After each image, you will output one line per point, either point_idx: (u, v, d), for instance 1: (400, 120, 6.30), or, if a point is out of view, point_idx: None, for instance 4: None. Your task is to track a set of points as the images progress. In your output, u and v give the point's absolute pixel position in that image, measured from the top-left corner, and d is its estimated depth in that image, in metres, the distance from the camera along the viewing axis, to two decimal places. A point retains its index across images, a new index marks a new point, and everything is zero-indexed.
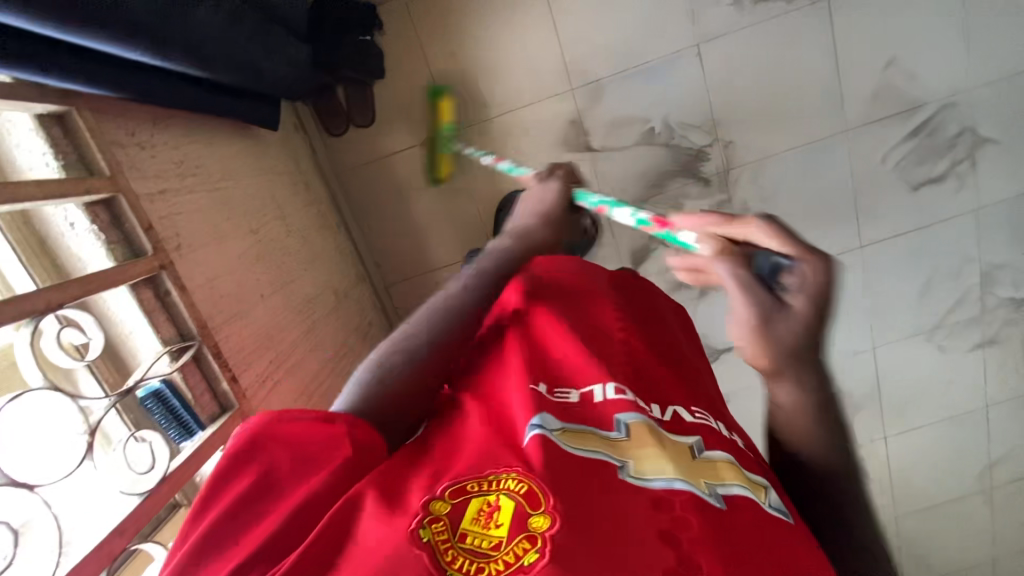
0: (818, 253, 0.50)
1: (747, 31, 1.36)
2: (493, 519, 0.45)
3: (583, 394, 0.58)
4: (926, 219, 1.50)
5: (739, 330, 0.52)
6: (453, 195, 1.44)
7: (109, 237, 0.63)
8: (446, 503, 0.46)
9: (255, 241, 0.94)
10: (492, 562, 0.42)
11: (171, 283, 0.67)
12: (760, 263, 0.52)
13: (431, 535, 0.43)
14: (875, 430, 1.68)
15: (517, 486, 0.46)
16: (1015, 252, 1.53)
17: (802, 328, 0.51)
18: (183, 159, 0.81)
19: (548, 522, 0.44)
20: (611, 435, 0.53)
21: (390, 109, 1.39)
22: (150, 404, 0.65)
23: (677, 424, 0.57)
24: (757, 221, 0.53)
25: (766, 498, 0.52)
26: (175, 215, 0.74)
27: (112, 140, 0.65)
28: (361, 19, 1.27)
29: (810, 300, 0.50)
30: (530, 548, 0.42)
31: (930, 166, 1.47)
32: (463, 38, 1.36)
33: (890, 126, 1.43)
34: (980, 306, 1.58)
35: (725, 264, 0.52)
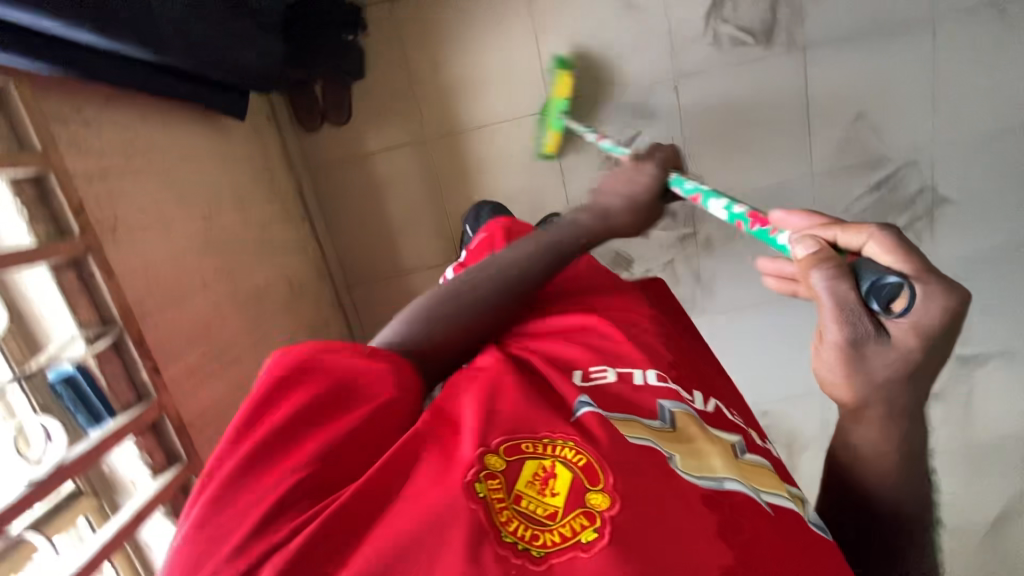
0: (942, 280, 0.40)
1: (724, 71, 1.39)
2: (549, 486, 0.45)
3: (620, 373, 0.58)
4: None
5: (824, 353, 0.45)
6: (424, 202, 1.45)
7: (33, 212, 0.61)
8: (500, 459, 0.46)
9: (205, 229, 0.93)
10: (548, 533, 0.42)
11: (97, 266, 0.65)
12: (860, 273, 0.42)
13: (486, 491, 0.43)
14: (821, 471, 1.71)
15: (574, 457, 0.47)
16: None
17: (894, 362, 0.43)
18: (133, 140, 0.80)
19: (607, 501, 0.43)
20: (656, 424, 0.53)
21: (367, 110, 1.39)
22: (57, 389, 0.62)
23: (718, 418, 0.57)
24: (872, 230, 0.44)
25: (805, 509, 0.51)
26: (117, 197, 0.73)
27: (51, 115, 0.64)
28: (344, 17, 1.28)
29: (917, 332, 0.41)
30: (587, 526, 0.42)
31: (890, 220, 1.51)
32: (446, 48, 1.37)
33: (856, 176, 1.47)
34: None
35: (823, 274, 0.42)
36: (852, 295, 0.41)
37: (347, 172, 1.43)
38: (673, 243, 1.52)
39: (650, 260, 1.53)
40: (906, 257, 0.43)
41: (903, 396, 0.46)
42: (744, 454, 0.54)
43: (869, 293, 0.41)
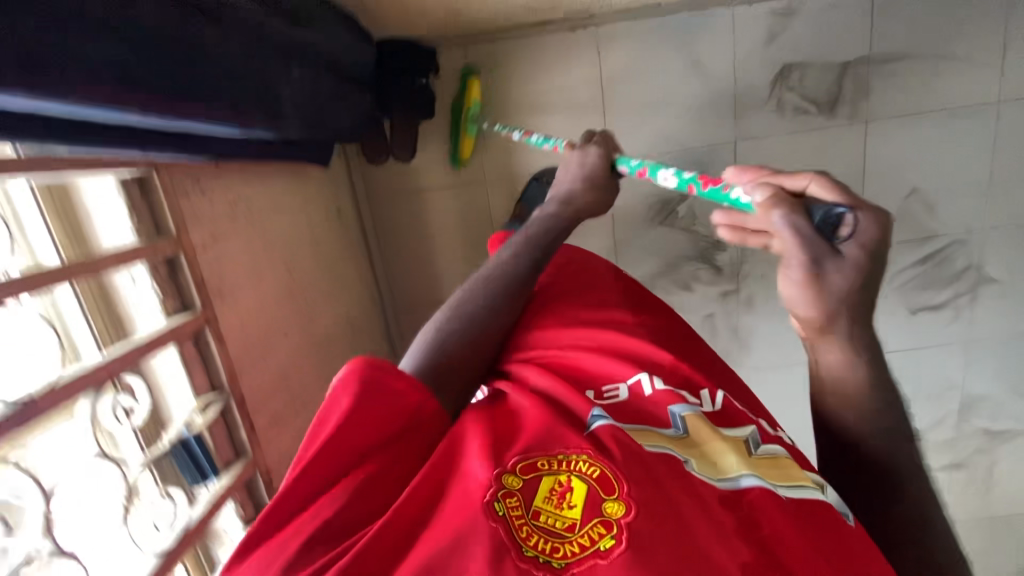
0: (872, 206, 0.49)
1: (785, 138, 1.41)
2: (566, 500, 0.48)
3: (631, 387, 0.61)
4: (918, 341, 1.57)
5: (787, 285, 0.52)
6: (476, 240, 1.48)
7: (164, 291, 0.68)
8: (518, 479, 0.50)
9: (287, 277, 0.98)
10: (567, 542, 0.46)
11: (211, 334, 0.73)
12: (814, 211, 0.50)
13: (506, 508, 0.47)
14: None
15: (588, 470, 0.50)
16: (997, 386, 1.60)
17: (854, 277, 0.49)
18: (237, 201, 0.85)
19: (622, 509, 0.47)
20: (670, 431, 0.56)
21: (431, 147, 1.43)
22: (176, 455, 0.69)
23: (733, 415, 0.60)
24: (812, 174, 0.53)
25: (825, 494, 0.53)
26: (223, 260, 0.79)
27: (181, 194, 0.71)
28: (421, 62, 1.30)
29: (866, 250, 0.49)
30: (605, 533, 0.46)
31: (932, 294, 1.53)
32: (513, 94, 1.40)
33: (902, 249, 1.49)
34: (955, 430, 1.65)
35: (778, 211, 0.49)
36: (810, 225, 0.49)
37: (405, 206, 1.47)
38: (716, 297, 1.55)
39: (690, 313, 1.57)
40: (850, 197, 0.51)
41: (863, 313, 0.53)
42: (758, 447, 0.56)
43: (824, 227, 0.50)
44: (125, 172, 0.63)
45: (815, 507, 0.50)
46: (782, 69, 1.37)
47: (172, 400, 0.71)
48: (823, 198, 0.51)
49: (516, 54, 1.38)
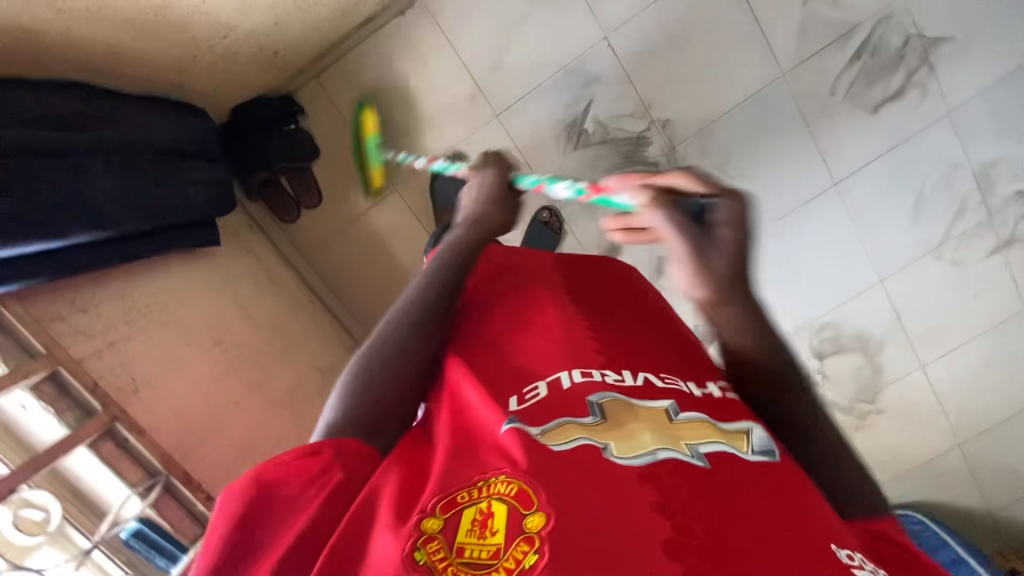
0: (727, 190, 0.60)
1: (651, 9, 1.35)
2: (487, 526, 0.43)
3: (549, 382, 0.56)
4: (896, 137, 1.43)
5: (684, 269, 0.59)
6: (417, 230, 1.47)
7: (59, 407, 0.79)
8: (437, 519, 0.44)
9: (220, 352, 1.02)
10: (493, 572, 0.40)
11: (127, 431, 0.81)
12: (687, 203, 0.61)
13: (426, 556, 0.42)
14: (909, 362, 1.58)
15: (507, 488, 0.45)
16: (1007, 142, 1.41)
17: (728, 256, 0.58)
18: (131, 305, 0.90)
19: (543, 519, 0.42)
20: (588, 420, 0.51)
21: (334, 183, 1.45)
22: (133, 542, 0.81)
23: (650, 390, 0.56)
24: (679, 172, 0.63)
25: (749, 442, 0.52)
26: (129, 361, 0.85)
27: (47, 318, 0.78)
28: (278, 114, 1.33)
29: (732, 228, 0.58)
30: (529, 549, 0.41)
31: (885, 85, 1.39)
32: (382, 95, 1.40)
33: (828, 56, 1.38)
34: (984, 210, 1.46)
35: (659, 211, 0.58)
36: (683, 217, 0.58)
37: (340, 243, 1.49)
38: None
39: None
40: (714, 184, 0.61)
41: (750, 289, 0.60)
42: (678, 413, 0.53)
43: (696, 214, 0.60)
44: None
45: (731, 460, 0.49)
46: None
47: (107, 492, 0.83)
48: (694, 191, 0.61)
49: (365, 62, 1.38)
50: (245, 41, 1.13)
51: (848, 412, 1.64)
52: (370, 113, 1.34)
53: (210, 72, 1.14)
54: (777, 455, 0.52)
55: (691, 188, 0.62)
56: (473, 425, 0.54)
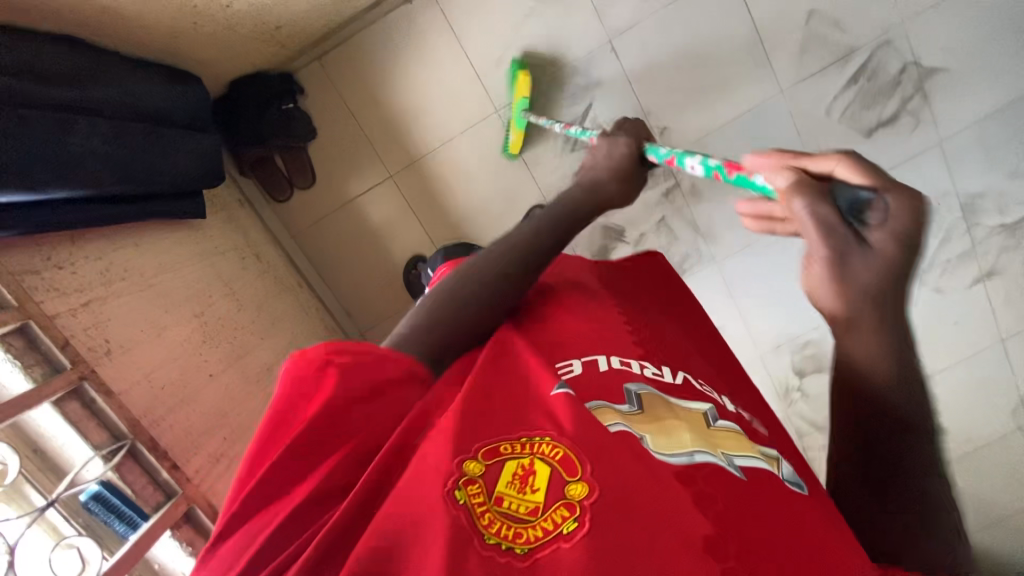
0: (901, 188, 0.45)
1: (657, 17, 1.36)
2: (529, 484, 0.46)
3: (585, 363, 0.60)
4: (887, 162, 1.45)
5: (813, 269, 0.47)
6: (408, 220, 1.47)
7: (26, 360, 0.74)
8: (480, 464, 0.47)
9: (200, 324, 1.00)
10: (530, 527, 0.43)
11: (95, 391, 0.77)
12: (838, 194, 0.46)
13: (466, 496, 0.44)
14: None
15: (551, 452, 0.47)
16: (993, 175, 1.44)
17: (884, 270, 0.45)
18: (109, 267, 0.88)
19: (585, 489, 0.45)
20: (625, 408, 0.55)
21: (328, 165, 1.44)
22: (92, 505, 0.78)
23: (685, 390, 0.60)
24: (841, 155, 0.48)
25: (779, 468, 0.54)
26: (104, 322, 0.82)
27: (20, 269, 0.74)
28: (277, 91, 1.32)
29: (895, 240, 0.44)
30: (568, 516, 0.44)
31: (879, 109, 1.42)
32: (383, 82, 1.39)
33: (826, 76, 1.40)
34: (968, 240, 1.49)
35: (800, 198, 0.46)
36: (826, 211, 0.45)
37: (330, 227, 1.48)
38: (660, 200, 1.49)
39: (640, 225, 1.52)
40: (876, 173, 0.46)
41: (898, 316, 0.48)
42: (716, 420, 0.57)
43: (847, 211, 0.46)
44: None
45: (763, 476, 0.51)
46: None
47: (67, 452, 0.80)
48: (849, 180, 0.47)
49: (368, 47, 1.37)
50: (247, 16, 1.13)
51: None
52: (525, 72, 1.32)
53: (211, 43, 1.14)
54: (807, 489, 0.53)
55: (846, 175, 0.47)
56: (518, 384, 0.56)
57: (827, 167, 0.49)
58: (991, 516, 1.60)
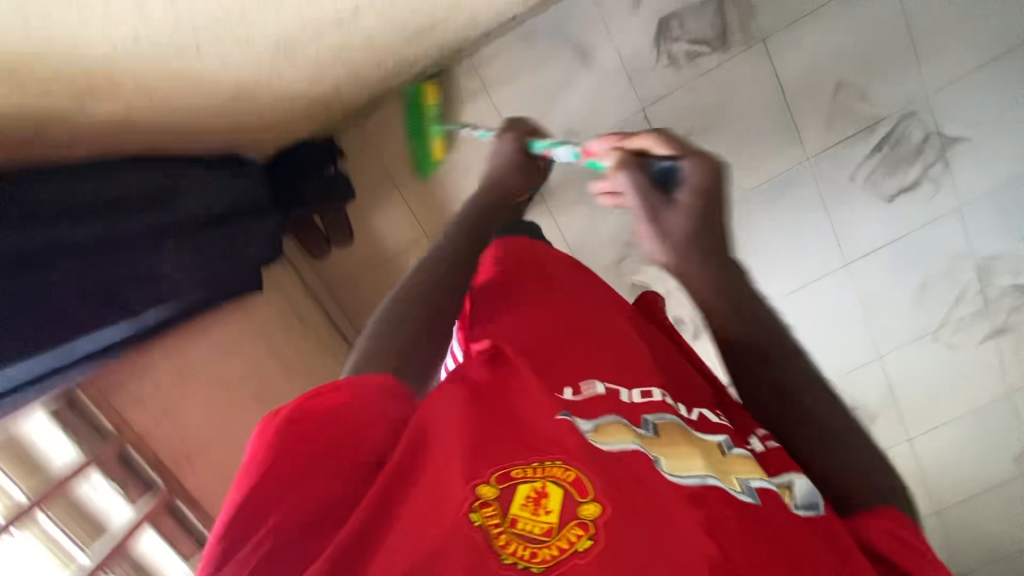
0: (706, 162, 0.74)
1: (688, 87, 1.40)
2: (542, 505, 0.46)
3: (610, 387, 0.60)
4: (907, 226, 1.50)
5: (647, 229, 0.76)
6: None
7: (126, 490, 0.95)
8: (493, 487, 0.47)
9: (257, 403, 1.15)
10: (547, 547, 0.44)
11: (182, 505, 0.99)
12: (656, 167, 0.81)
13: (482, 518, 0.45)
14: (897, 433, 1.67)
15: (563, 473, 0.48)
16: (1009, 240, 1.48)
17: (684, 219, 0.72)
18: (184, 361, 1.03)
19: (597, 510, 0.46)
20: (642, 433, 0.55)
21: (366, 224, 1.48)
22: None
23: (704, 424, 0.60)
24: (655, 134, 0.87)
25: (792, 494, 0.52)
26: (183, 423, 0.99)
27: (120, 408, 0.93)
28: (319, 158, 1.35)
29: (691, 192, 0.73)
30: (582, 534, 0.45)
31: (900, 176, 1.46)
32: (421, 146, 1.41)
33: (850, 146, 1.44)
34: (981, 300, 1.54)
35: (622, 170, 0.81)
36: (644, 181, 0.78)
37: (365, 282, 1.52)
38: None
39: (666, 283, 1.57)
40: (676, 145, 0.83)
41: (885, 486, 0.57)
42: (731, 447, 0.56)
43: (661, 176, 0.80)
44: (51, 405, 0.86)
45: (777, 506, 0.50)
46: (660, 22, 1.36)
47: None
48: (658, 155, 0.82)
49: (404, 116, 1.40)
50: (299, 94, 1.16)
51: None
52: (432, 83, 1.38)
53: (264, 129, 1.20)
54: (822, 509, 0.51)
55: (660, 150, 0.85)
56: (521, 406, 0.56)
57: (648, 144, 0.87)
58: (993, 556, 1.69)
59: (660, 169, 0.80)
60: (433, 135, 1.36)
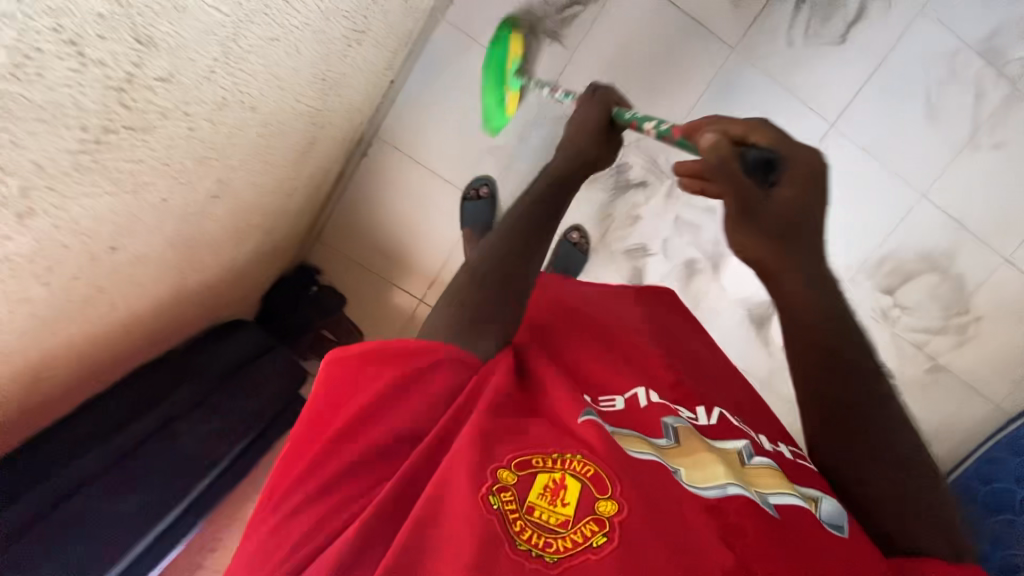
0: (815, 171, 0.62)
1: (581, 52, 1.37)
2: (561, 496, 0.54)
3: (628, 400, 0.71)
4: (878, 56, 1.36)
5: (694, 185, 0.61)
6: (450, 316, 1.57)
7: None
8: (512, 473, 0.55)
9: None
10: (564, 537, 0.52)
11: None
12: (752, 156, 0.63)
13: (500, 501, 0.53)
14: (989, 261, 1.46)
15: (583, 470, 0.56)
16: (995, 14, 1.33)
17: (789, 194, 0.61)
18: None
19: (613, 507, 0.53)
20: (662, 442, 0.65)
21: (368, 315, 1.59)
22: None
23: (718, 429, 0.69)
24: (759, 124, 0.63)
25: (818, 508, 0.58)
26: None
27: None
28: (301, 282, 1.49)
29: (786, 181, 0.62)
30: (597, 530, 0.52)
31: (841, 12, 1.34)
32: (379, 230, 1.53)
33: (772, 11, 1.34)
34: (1005, 83, 1.36)
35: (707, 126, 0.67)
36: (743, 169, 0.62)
37: None
38: (667, 200, 1.48)
39: (660, 233, 1.51)
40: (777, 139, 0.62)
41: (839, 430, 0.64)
42: (750, 457, 0.64)
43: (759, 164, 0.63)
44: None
45: (803, 512, 0.56)
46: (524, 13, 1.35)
47: None
48: (760, 146, 0.63)
49: (356, 212, 1.52)
50: (271, 253, 1.30)
51: (946, 333, 1.52)
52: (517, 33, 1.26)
53: (244, 294, 1.32)
54: (847, 533, 0.56)
55: (760, 143, 0.62)
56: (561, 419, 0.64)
57: (737, 130, 0.64)
58: None
59: (754, 157, 0.63)
60: (511, 89, 1.28)
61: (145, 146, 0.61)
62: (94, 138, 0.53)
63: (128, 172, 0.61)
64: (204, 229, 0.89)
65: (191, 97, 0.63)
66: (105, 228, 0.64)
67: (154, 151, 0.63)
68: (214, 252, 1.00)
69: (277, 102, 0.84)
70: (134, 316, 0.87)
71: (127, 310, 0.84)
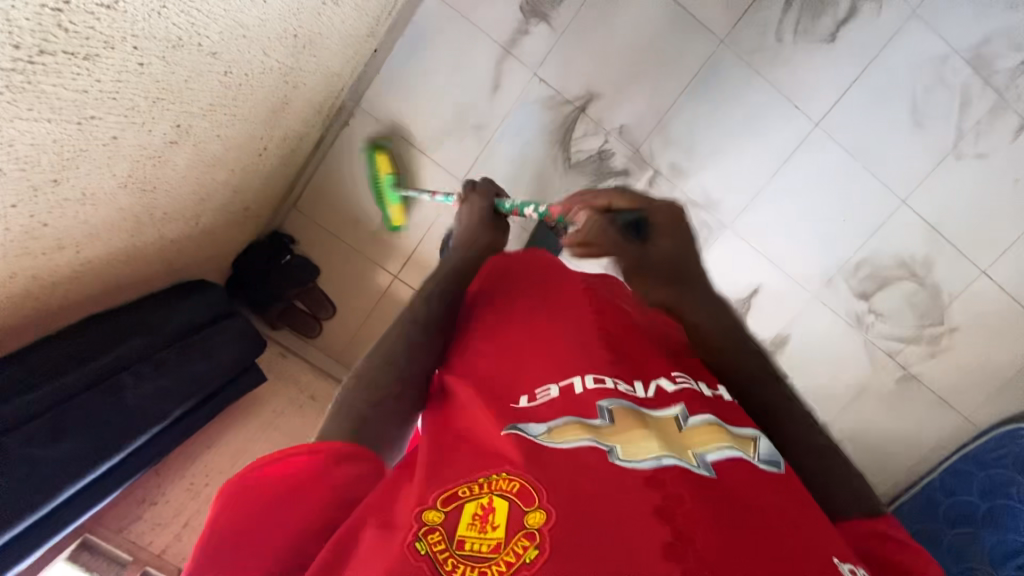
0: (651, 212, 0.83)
1: (568, 36, 1.37)
2: (488, 521, 0.44)
3: (563, 384, 0.57)
4: (866, 58, 1.35)
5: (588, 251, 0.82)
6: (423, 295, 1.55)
7: None
8: (438, 511, 0.45)
9: None
10: (492, 564, 0.42)
11: None
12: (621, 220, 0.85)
13: (427, 545, 0.43)
14: (965, 272, 1.46)
15: (508, 485, 0.46)
16: (985, 23, 1.32)
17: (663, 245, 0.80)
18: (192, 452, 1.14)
19: (542, 517, 0.43)
20: (596, 423, 0.53)
21: (341, 288, 1.58)
22: None
23: (659, 399, 0.57)
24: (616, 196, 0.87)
25: (755, 448, 0.54)
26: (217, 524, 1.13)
27: None
28: (273, 251, 1.48)
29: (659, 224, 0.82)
30: (528, 544, 0.42)
31: (831, 11, 1.33)
32: (356, 202, 1.52)
33: (762, 5, 1.33)
34: (990, 93, 1.35)
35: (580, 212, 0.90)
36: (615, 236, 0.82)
37: (362, 341, 1.62)
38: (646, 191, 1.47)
39: None
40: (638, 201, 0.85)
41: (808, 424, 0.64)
42: (688, 420, 0.55)
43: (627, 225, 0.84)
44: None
45: (737, 465, 0.51)
46: None
47: None
48: (626, 209, 0.85)
49: (334, 182, 1.51)
50: (241, 214, 1.29)
51: (917, 342, 1.52)
52: None
53: (212, 255, 1.31)
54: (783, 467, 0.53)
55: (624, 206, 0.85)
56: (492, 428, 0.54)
57: (604, 202, 0.87)
58: None
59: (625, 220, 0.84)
60: None
61: (87, 73, 0.60)
62: (32, 56, 0.52)
63: (70, 98, 0.60)
64: (160, 176, 0.87)
65: (139, 28, 0.61)
66: (47, 154, 0.63)
67: (100, 79, 0.62)
68: (175, 204, 0.99)
69: (241, 51, 0.83)
70: (82, 260, 0.86)
71: (77, 250, 0.82)
